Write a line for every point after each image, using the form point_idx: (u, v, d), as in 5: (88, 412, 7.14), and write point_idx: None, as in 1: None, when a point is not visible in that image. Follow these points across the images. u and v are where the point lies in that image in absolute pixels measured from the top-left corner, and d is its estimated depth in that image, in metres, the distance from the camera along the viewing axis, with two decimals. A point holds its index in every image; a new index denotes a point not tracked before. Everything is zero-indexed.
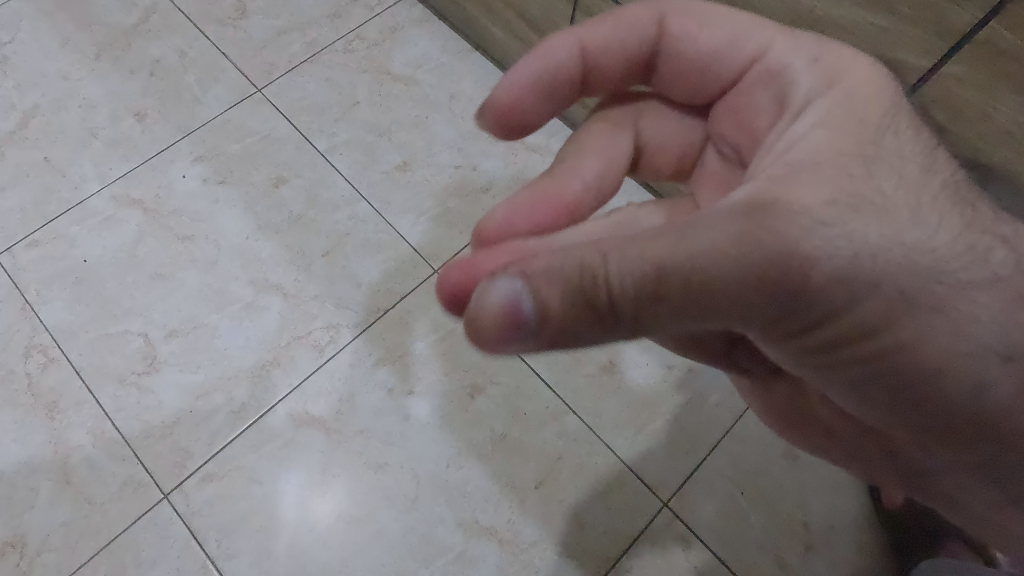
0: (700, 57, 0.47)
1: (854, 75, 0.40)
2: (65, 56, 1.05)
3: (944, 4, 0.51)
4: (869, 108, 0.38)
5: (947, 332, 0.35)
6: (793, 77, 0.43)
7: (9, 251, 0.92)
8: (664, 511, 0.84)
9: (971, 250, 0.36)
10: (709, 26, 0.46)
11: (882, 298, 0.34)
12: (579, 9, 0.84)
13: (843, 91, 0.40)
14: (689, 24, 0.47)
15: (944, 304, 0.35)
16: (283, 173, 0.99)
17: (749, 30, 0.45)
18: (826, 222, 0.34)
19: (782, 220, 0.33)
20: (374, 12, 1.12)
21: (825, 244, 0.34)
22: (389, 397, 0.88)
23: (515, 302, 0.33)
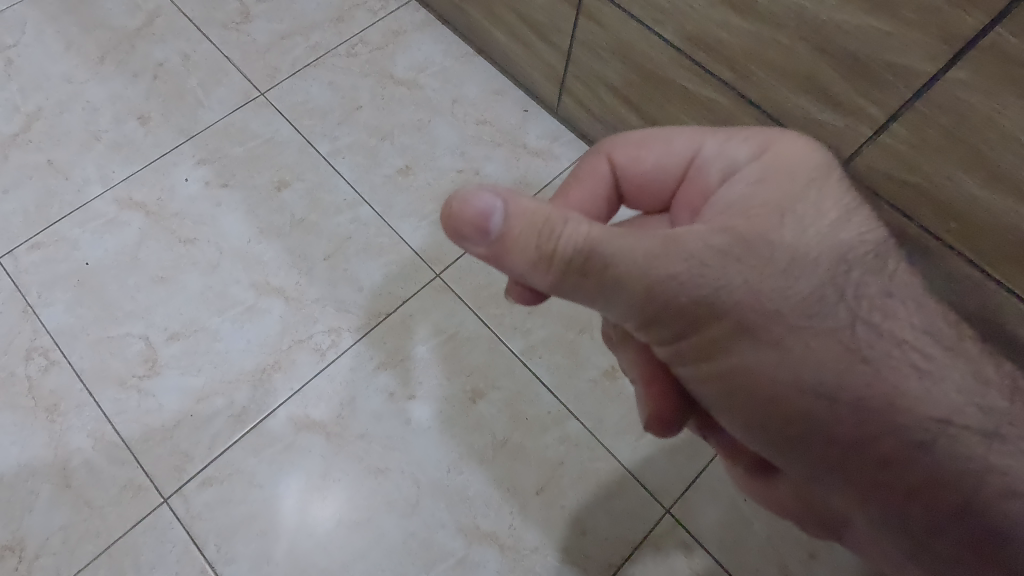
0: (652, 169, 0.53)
1: (771, 152, 0.46)
2: (69, 59, 1.05)
3: (948, 9, 0.51)
4: (785, 178, 0.44)
5: (783, 364, 0.42)
6: (729, 164, 0.48)
7: (11, 253, 0.92)
8: (665, 517, 0.84)
9: (834, 282, 0.42)
10: (648, 145, 0.52)
11: (731, 323, 0.42)
12: (581, 13, 0.84)
13: (767, 164, 0.46)
14: (631, 152, 0.53)
15: (782, 341, 0.42)
16: (285, 176, 0.99)
17: (679, 138, 0.51)
18: (700, 263, 0.41)
19: (666, 262, 0.40)
20: (377, 17, 1.13)
21: (692, 284, 0.41)
22: (390, 401, 0.87)
23: None
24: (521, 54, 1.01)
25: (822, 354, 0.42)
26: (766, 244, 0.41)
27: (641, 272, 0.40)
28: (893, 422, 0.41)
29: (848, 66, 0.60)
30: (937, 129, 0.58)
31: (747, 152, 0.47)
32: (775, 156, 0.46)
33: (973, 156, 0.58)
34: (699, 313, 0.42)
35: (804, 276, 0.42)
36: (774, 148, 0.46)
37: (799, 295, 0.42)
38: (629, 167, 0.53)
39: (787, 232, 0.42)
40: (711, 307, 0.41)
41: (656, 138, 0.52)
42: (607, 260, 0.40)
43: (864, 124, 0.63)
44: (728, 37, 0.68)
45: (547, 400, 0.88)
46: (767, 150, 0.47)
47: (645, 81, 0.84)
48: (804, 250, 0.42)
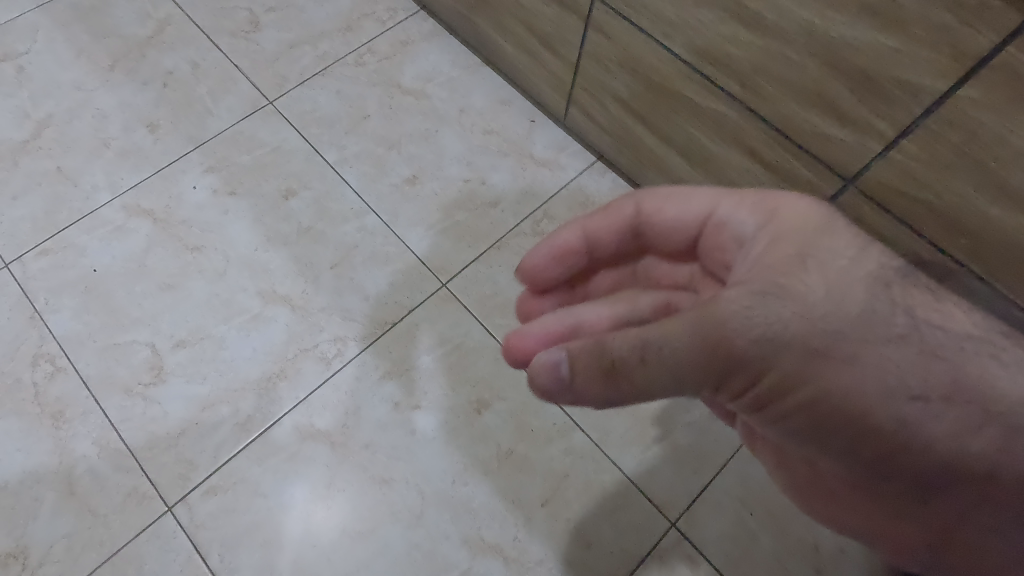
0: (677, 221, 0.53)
1: (782, 219, 0.46)
2: (80, 66, 1.06)
3: (960, 28, 0.51)
4: (798, 246, 0.44)
5: (863, 385, 0.41)
6: (740, 228, 0.49)
7: (19, 259, 0.92)
8: (672, 531, 0.83)
9: (872, 314, 0.42)
10: (672, 197, 0.52)
11: (802, 360, 0.41)
12: (590, 26, 0.84)
13: (775, 233, 0.46)
14: (655, 202, 0.53)
15: (856, 358, 0.41)
16: (292, 185, 1.00)
17: (698, 196, 0.52)
18: (748, 310, 0.41)
19: (718, 316, 0.40)
20: (385, 26, 1.13)
21: (748, 332, 0.40)
22: (395, 411, 0.87)
23: (557, 366, 0.44)
24: (529, 65, 1.02)
25: (900, 362, 0.41)
26: (801, 282, 0.42)
27: (701, 334, 0.40)
28: (988, 409, 0.41)
29: (857, 82, 0.60)
30: (947, 146, 0.58)
31: (758, 220, 0.48)
32: (788, 225, 0.46)
33: (982, 174, 0.58)
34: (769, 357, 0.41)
35: (851, 295, 0.42)
36: (785, 213, 0.47)
37: (854, 313, 0.41)
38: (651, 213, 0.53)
39: (816, 276, 0.42)
40: (777, 349, 0.41)
41: (682, 192, 0.52)
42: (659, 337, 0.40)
43: (873, 138, 0.63)
44: (737, 51, 0.68)
45: (553, 412, 0.88)
46: (776, 219, 0.47)
47: (653, 93, 0.84)
48: (840, 276, 0.42)
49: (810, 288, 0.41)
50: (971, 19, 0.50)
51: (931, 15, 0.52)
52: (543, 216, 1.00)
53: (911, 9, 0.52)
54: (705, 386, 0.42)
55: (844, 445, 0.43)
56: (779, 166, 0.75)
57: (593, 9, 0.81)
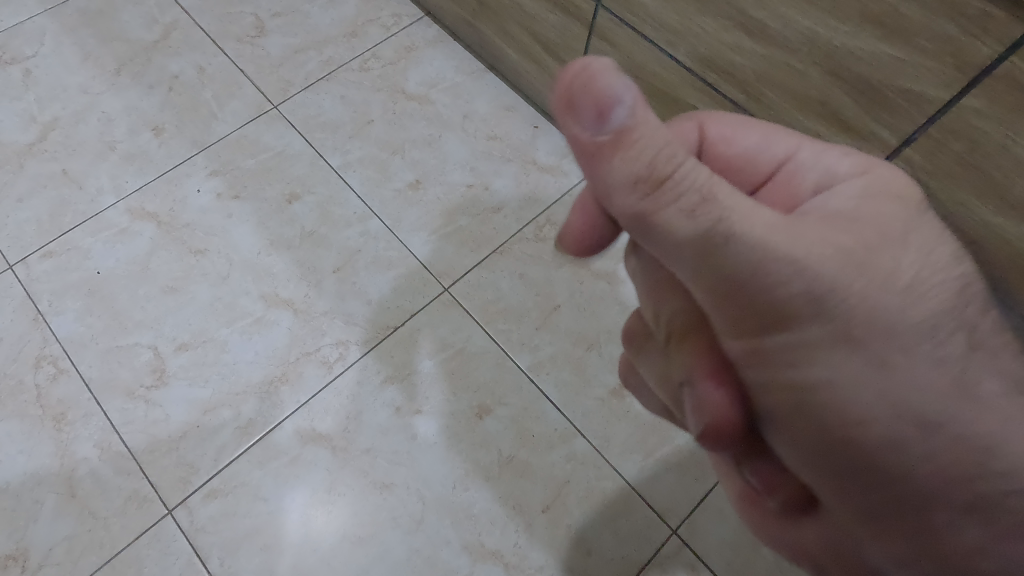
0: (735, 159, 0.49)
1: (878, 171, 0.42)
2: (86, 70, 1.07)
3: (963, 38, 0.51)
4: (896, 202, 0.40)
5: (886, 392, 0.37)
6: (826, 172, 0.45)
7: (23, 261, 0.92)
8: (673, 539, 0.83)
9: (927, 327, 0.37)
10: (748, 129, 0.48)
11: (835, 328, 0.36)
12: (594, 34, 0.84)
13: (871, 182, 0.42)
14: (724, 130, 0.49)
15: (888, 363, 0.37)
16: (296, 189, 1.00)
17: (778, 136, 0.48)
18: (821, 256, 0.36)
19: (790, 240, 0.36)
20: (390, 32, 1.14)
21: (812, 281, 0.35)
22: (397, 415, 0.87)
23: None
24: (533, 72, 1.02)
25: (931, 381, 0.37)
26: (879, 260, 0.37)
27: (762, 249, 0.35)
28: (988, 462, 0.37)
29: (860, 90, 0.61)
30: (950, 155, 0.58)
31: (851, 165, 0.44)
32: (878, 176, 0.42)
33: (985, 184, 0.58)
34: (812, 308, 0.36)
35: (923, 297, 0.37)
36: (880, 168, 0.43)
37: (919, 318, 0.37)
38: (715, 145, 0.49)
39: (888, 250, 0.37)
40: (822, 306, 0.36)
41: (754, 126, 0.49)
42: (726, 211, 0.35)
43: (876, 147, 0.63)
44: (741, 59, 0.69)
45: (555, 418, 0.88)
46: (872, 167, 0.43)
47: (657, 100, 0.84)
48: (926, 275, 0.37)
49: (887, 264, 0.37)
50: (974, 30, 0.50)
51: (934, 25, 0.52)
52: (546, 222, 1.00)
53: (914, 19, 0.52)
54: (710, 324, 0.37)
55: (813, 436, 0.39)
56: None
57: (597, 17, 0.82)
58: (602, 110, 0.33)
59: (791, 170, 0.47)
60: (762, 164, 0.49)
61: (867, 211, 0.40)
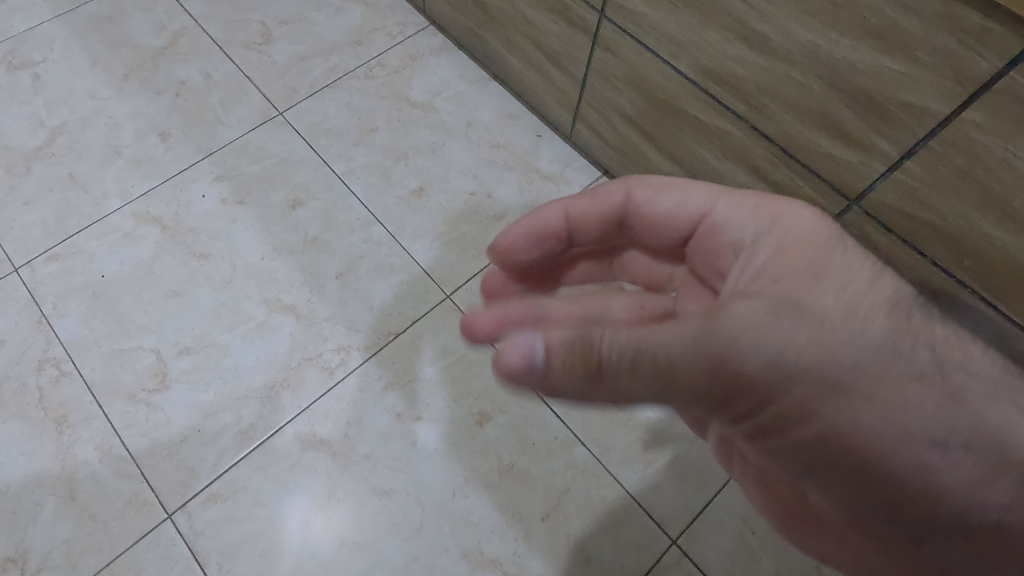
0: (661, 218, 0.53)
1: (783, 226, 0.46)
2: (94, 76, 1.08)
3: (962, 52, 0.52)
4: (808, 247, 0.44)
5: (879, 421, 0.40)
6: (736, 232, 0.49)
7: (28, 264, 0.93)
8: (673, 549, 0.82)
9: (892, 350, 0.41)
10: (667, 191, 0.52)
11: (810, 388, 0.39)
12: (597, 44, 0.85)
13: (777, 235, 0.46)
14: (652, 193, 0.52)
15: (868, 393, 0.40)
16: (300, 195, 1.01)
17: (696, 193, 0.51)
18: (755, 328, 0.39)
19: (726, 333, 0.38)
20: (395, 41, 1.15)
21: (758, 363, 0.38)
22: (398, 422, 0.87)
23: (528, 355, 0.39)
24: (536, 81, 1.03)
25: (913, 401, 0.40)
26: (808, 315, 0.41)
27: (710, 352, 0.38)
28: (983, 439, 0.40)
29: (862, 103, 0.61)
30: (952, 168, 0.59)
31: (759, 220, 0.48)
32: (785, 231, 0.46)
33: (988, 197, 0.58)
34: (775, 384, 0.39)
35: (863, 325, 0.41)
36: (788, 222, 0.46)
37: (872, 345, 0.41)
38: (641, 208, 0.53)
39: (824, 292, 0.42)
40: (784, 376, 0.39)
41: (673, 187, 0.52)
42: (672, 341, 0.37)
43: (876, 159, 0.64)
44: (743, 71, 0.69)
45: (555, 426, 0.88)
46: (780, 220, 0.47)
47: (659, 111, 0.85)
48: (853, 308, 0.41)
49: (817, 315, 0.41)
50: (974, 44, 0.51)
51: (935, 39, 0.52)
52: None
53: (914, 33, 0.53)
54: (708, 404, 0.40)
55: (818, 470, 0.42)
56: (784, 185, 0.76)
57: (600, 28, 0.83)
58: (524, 347, 0.39)
59: (710, 224, 0.51)
60: (684, 221, 0.52)
61: (778, 274, 0.43)
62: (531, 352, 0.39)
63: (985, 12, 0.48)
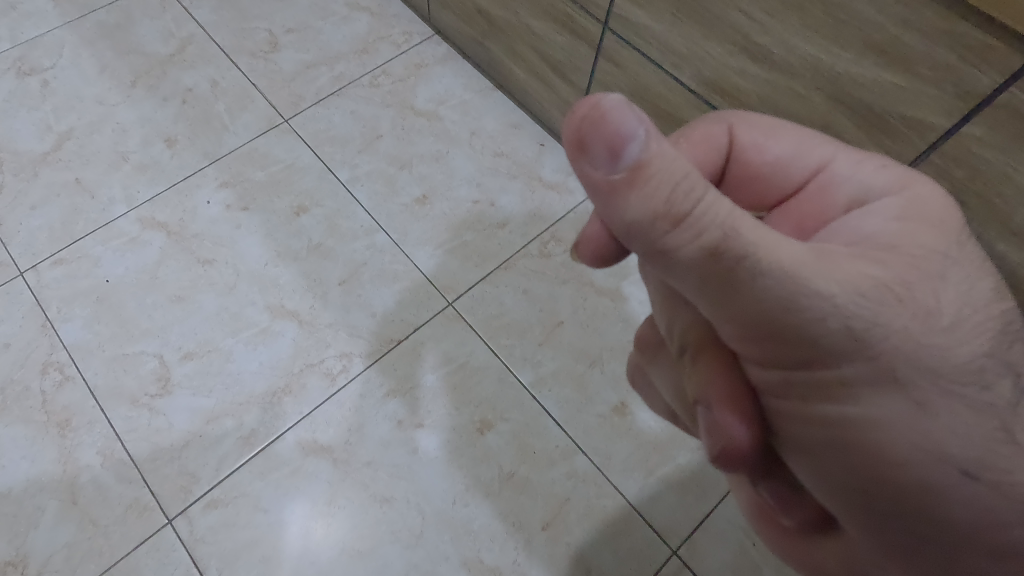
0: (766, 166, 0.47)
1: (914, 194, 0.40)
2: (102, 82, 1.09)
3: (964, 67, 0.52)
4: (941, 230, 0.37)
5: (924, 436, 0.34)
6: (857, 192, 0.42)
7: (34, 268, 0.94)
8: (673, 559, 0.82)
9: (980, 372, 0.35)
10: (776, 135, 0.46)
11: (869, 368, 0.34)
12: (601, 55, 0.86)
13: (908, 202, 0.39)
14: (757, 135, 0.46)
15: (930, 407, 0.34)
16: (304, 202, 1.01)
17: (811, 144, 0.45)
18: (862, 289, 0.33)
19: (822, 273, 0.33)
20: (401, 50, 1.16)
21: (822, 333, 0.34)
22: (399, 429, 0.87)
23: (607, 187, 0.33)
24: (540, 90, 1.04)
25: (960, 427, 0.34)
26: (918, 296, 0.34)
27: (795, 278, 0.33)
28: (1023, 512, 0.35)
29: (862, 116, 0.61)
30: (951, 181, 0.59)
31: (888, 180, 0.41)
32: (916, 199, 0.39)
33: (987, 210, 0.58)
34: (839, 352, 0.34)
35: (968, 333, 0.35)
36: (917, 187, 0.40)
37: (954, 361, 0.34)
38: (745, 150, 0.46)
39: (942, 285, 0.35)
40: (847, 348, 0.34)
41: (785, 130, 0.46)
42: (751, 250, 0.33)
43: None
44: (746, 84, 0.70)
45: (556, 434, 0.88)
46: (912, 184, 0.40)
47: (662, 121, 0.85)
48: (962, 319, 0.35)
49: (933, 303, 0.34)
50: (975, 60, 0.51)
51: (935, 54, 0.53)
52: (551, 238, 1.01)
53: (915, 47, 0.53)
54: (760, 334, 0.35)
55: (840, 465, 0.37)
56: None
57: (605, 39, 0.83)
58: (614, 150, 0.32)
59: (823, 182, 0.45)
60: (791, 175, 0.46)
61: (913, 235, 0.37)
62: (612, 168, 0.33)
63: (984, 28, 0.49)
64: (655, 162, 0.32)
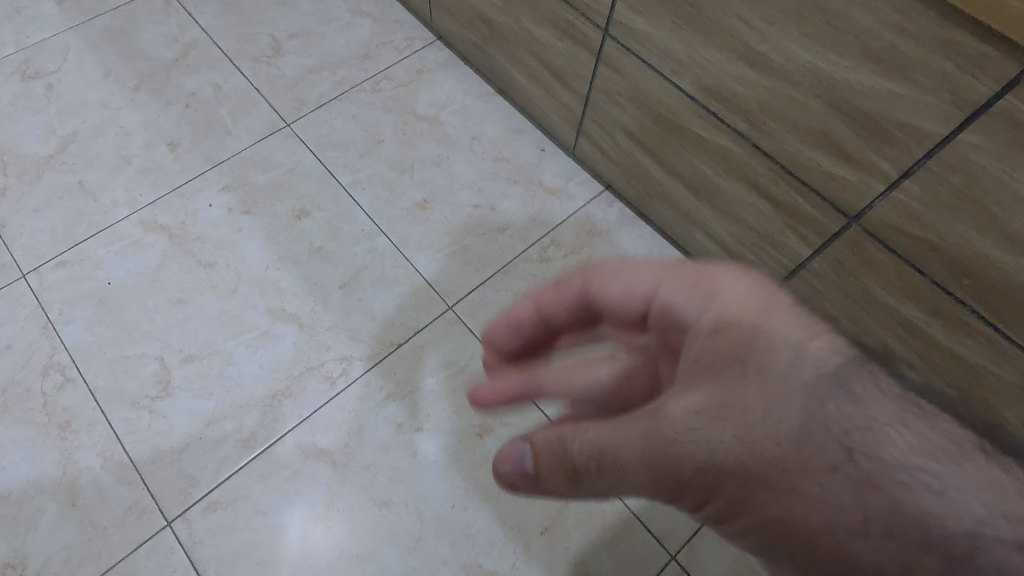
0: (616, 302, 0.47)
1: (722, 302, 0.40)
2: (107, 86, 1.10)
3: (959, 75, 0.52)
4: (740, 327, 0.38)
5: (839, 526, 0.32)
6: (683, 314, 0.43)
7: (36, 270, 0.94)
8: (672, 564, 0.82)
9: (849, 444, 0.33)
10: (615, 273, 0.47)
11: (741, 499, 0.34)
12: (601, 61, 0.87)
13: (719, 316, 0.40)
14: (601, 280, 0.48)
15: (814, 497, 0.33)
16: (306, 206, 1.02)
17: (640, 272, 0.46)
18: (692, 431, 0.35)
19: (664, 437, 0.36)
20: (403, 55, 1.17)
21: (680, 456, 0.36)
22: (398, 432, 0.88)
23: (520, 460, 0.43)
24: (541, 96, 1.04)
25: (839, 497, 0.32)
26: (727, 400, 0.35)
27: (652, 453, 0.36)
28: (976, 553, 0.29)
29: (861, 123, 0.62)
30: (949, 188, 0.59)
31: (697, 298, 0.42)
32: (722, 309, 0.40)
33: (984, 216, 0.58)
34: (702, 479, 0.35)
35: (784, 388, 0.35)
36: (726, 295, 0.40)
37: (791, 428, 0.34)
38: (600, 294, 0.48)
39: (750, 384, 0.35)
40: (708, 472, 0.35)
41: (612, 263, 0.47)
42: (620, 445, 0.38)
43: (877, 178, 0.64)
44: (745, 91, 0.70)
45: None
46: (717, 293, 0.41)
47: (661, 127, 0.86)
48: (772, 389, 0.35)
49: (753, 383, 0.35)
50: (970, 67, 0.51)
51: (931, 62, 0.53)
52: (551, 243, 1.02)
53: (912, 55, 0.54)
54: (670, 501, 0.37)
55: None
56: (785, 203, 0.77)
57: (604, 45, 0.84)
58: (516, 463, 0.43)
59: (660, 307, 0.45)
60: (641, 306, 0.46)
61: (721, 346, 0.38)
62: (519, 458, 0.43)
63: (980, 36, 0.50)
64: (539, 450, 0.42)
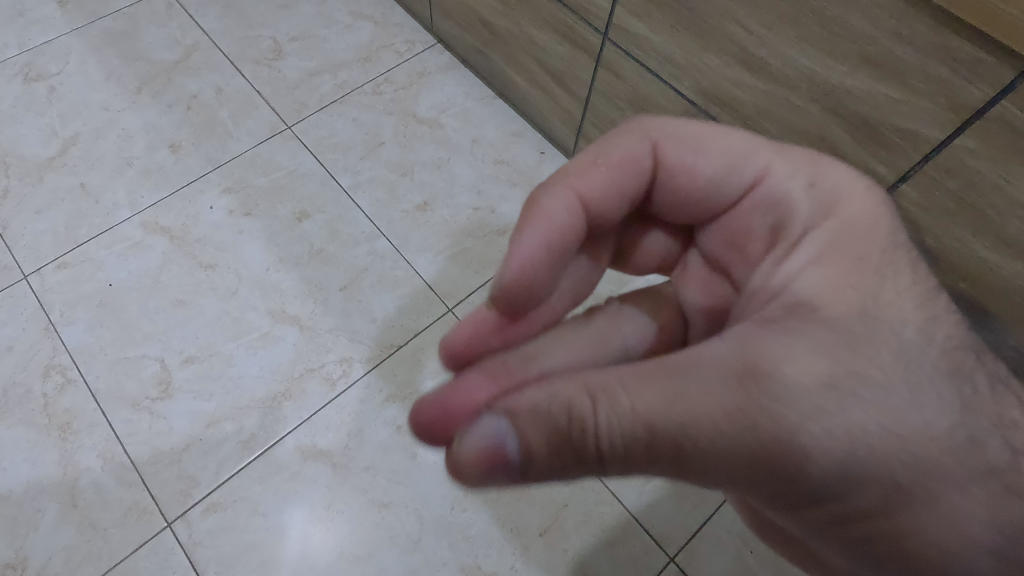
0: (701, 189, 0.44)
1: (845, 215, 0.39)
2: (108, 88, 1.10)
3: (955, 80, 0.53)
4: (857, 251, 0.38)
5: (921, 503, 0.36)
6: (786, 214, 0.42)
7: (37, 272, 0.94)
8: (670, 566, 0.82)
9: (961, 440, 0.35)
10: (700, 143, 0.43)
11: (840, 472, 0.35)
12: (600, 65, 0.87)
13: (836, 232, 0.39)
14: (685, 155, 0.43)
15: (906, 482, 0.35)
16: (306, 208, 1.02)
17: (747, 158, 0.43)
18: (808, 396, 0.34)
19: (765, 403, 0.34)
20: (403, 58, 1.17)
21: (786, 420, 0.34)
22: (398, 434, 0.88)
23: (500, 441, 0.36)
24: (541, 100, 1.05)
25: (942, 486, 0.35)
26: (856, 361, 0.35)
27: (742, 427, 0.34)
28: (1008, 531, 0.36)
29: (858, 128, 0.62)
30: (946, 192, 0.59)
31: (812, 205, 0.41)
32: (846, 222, 0.39)
33: (980, 220, 0.59)
34: (793, 452, 0.34)
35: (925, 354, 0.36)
36: (846, 208, 0.39)
37: (897, 407, 0.35)
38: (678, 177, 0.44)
39: (864, 348, 0.36)
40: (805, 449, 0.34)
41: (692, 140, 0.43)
42: (696, 420, 0.34)
43: (874, 183, 0.64)
44: (744, 95, 0.71)
45: None
46: (835, 205, 0.40)
47: None
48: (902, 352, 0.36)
49: (862, 353, 0.35)
50: (966, 73, 0.52)
51: (928, 68, 0.54)
52: None
53: (909, 60, 0.54)
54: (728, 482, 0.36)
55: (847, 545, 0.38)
56: None
57: (604, 49, 0.84)
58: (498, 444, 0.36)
59: (756, 198, 0.43)
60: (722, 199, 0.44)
61: (833, 287, 0.37)
62: (500, 438, 0.36)
63: (976, 43, 0.50)
64: (526, 426, 0.36)
